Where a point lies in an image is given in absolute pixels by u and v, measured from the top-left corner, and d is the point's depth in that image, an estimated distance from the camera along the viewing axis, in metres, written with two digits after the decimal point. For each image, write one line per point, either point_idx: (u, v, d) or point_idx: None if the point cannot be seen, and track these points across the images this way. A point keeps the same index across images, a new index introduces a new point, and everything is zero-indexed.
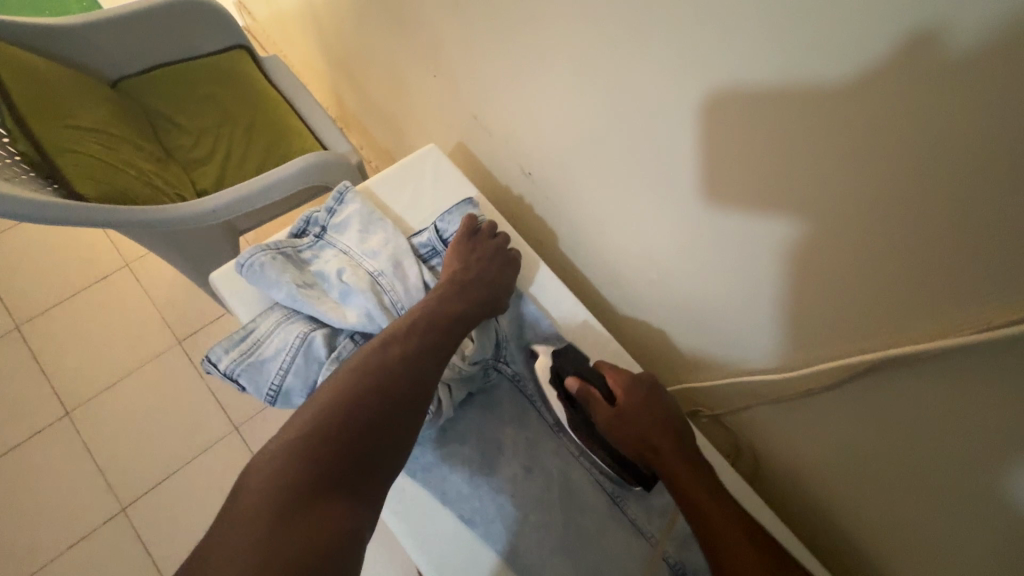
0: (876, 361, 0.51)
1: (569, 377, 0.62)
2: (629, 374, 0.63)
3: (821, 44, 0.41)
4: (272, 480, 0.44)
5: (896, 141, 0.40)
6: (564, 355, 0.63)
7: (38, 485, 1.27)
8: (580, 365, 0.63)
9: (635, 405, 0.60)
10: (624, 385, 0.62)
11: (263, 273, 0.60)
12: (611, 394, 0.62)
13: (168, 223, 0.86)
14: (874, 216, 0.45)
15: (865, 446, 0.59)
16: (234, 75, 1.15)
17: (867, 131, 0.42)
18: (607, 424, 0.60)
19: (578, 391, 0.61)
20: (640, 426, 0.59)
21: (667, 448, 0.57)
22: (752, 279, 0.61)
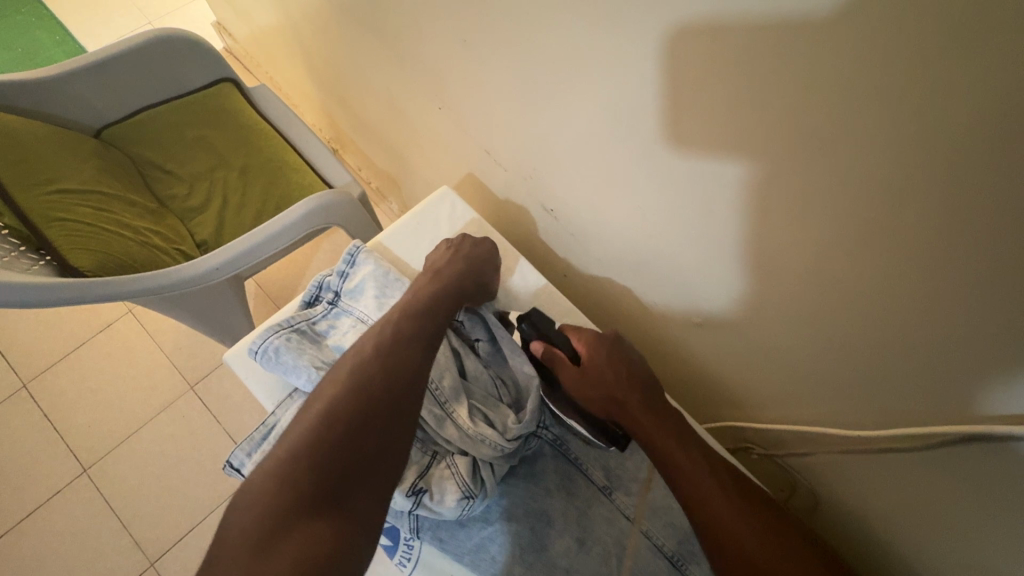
0: (979, 433, 0.46)
1: (534, 341, 0.62)
2: (595, 334, 0.62)
3: (902, 92, 0.35)
4: (261, 496, 0.41)
5: (996, 202, 0.35)
6: (529, 320, 0.62)
7: (63, 547, 1.24)
8: (545, 328, 0.62)
9: (599, 360, 0.59)
10: (588, 342, 0.61)
11: (279, 359, 0.55)
12: (576, 353, 0.61)
13: (171, 289, 0.81)
14: (979, 282, 0.39)
15: (947, 502, 0.54)
16: (222, 113, 1.09)
17: (972, 194, 0.36)
18: (571, 381, 0.59)
19: (542, 353, 0.61)
20: (606, 380, 0.58)
21: (633, 403, 0.56)
22: (817, 330, 0.56)
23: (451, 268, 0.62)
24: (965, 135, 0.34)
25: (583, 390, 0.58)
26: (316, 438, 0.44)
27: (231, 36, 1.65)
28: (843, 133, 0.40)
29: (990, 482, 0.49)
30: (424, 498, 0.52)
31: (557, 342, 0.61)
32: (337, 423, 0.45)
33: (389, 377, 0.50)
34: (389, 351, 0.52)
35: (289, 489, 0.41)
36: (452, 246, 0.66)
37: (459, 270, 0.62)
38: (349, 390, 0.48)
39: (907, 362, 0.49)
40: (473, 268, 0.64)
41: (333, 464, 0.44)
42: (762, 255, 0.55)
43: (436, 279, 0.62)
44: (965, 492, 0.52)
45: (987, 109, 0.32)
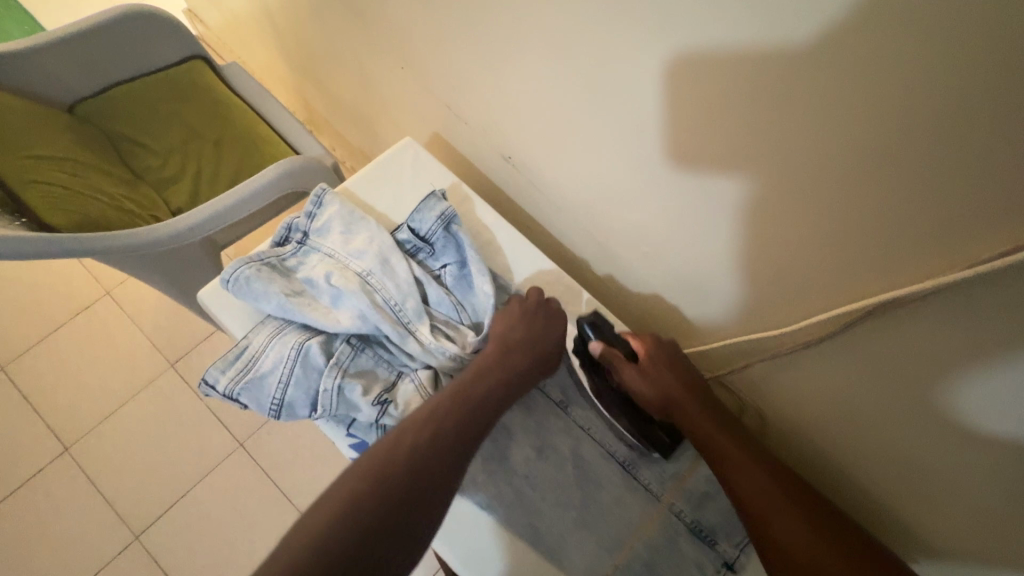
0: (873, 305, 0.49)
1: (592, 342, 0.62)
2: (655, 339, 0.64)
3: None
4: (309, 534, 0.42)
5: (871, 87, 0.40)
6: (589, 321, 0.63)
7: (46, 525, 1.25)
8: (607, 333, 0.63)
9: (657, 362, 0.62)
10: (648, 346, 0.63)
11: (250, 288, 0.59)
12: (633, 354, 0.63)
13: (147, 247, 0.83)
14: (871, 162, 0.43)
15: (863, 392, 0.58)
16: (193, 88, 1.12)
17: (865, 78, 0.40)
18: (628, 379, 0.61)
19: (602, 354, 0.61)
20: (665, 381, 0.60)
21: (692, 407, 0.59)
22: (750, 248, 0.60)
23: (510, 315, 0.62)
24: (856, 26, 0.38)
25: (641, 388, 0.61)
26: (382, 474, 0.46)
27: (203, 22, 1.67)
28: (749, 37, 0.44)
29: (894, 360, 0.52)
30: (389, 409, 0.56)
31: (615, 344, 0.62)
32: (411, 466, 0.47)
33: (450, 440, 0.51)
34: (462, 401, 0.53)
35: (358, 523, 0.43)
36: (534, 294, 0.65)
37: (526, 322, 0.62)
38: (427, 432, 0.50)
39: (825, 262, 0.53)
40: (556, 322, 0.64)
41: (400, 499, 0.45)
42: (698, 180, 0.59)
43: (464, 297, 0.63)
44: (876, 376, 0.55)
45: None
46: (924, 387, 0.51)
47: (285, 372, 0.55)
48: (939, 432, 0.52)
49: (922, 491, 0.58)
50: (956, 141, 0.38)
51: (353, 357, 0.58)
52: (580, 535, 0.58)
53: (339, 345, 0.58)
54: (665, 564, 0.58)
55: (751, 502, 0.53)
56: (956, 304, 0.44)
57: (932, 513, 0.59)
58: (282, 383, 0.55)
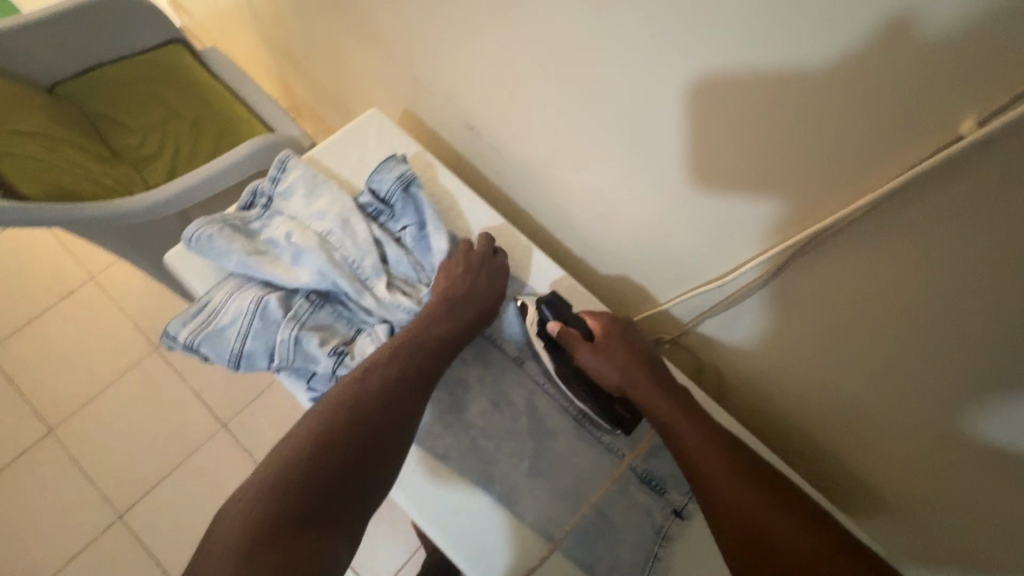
0: (803, 242, 0.53)
1: (551, 322, 0.62)
2: (610, 316, 0.64)
3: None
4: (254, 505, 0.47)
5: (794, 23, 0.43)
6: (547, 302, 0.63)
7: (31, 504, 1.27)
8: (563, 310, 0.63)
9: (615, 340, 0.61)
10: (604, 325, 0.63)
11: (212, 246, 0.61)
12: (590, 333, 0.62)
13: (121, 219, 0.85)
14: (799, 99, 0.46)
15: (807, 331, 0.60)
16: (173, 71, 1.14)
17: (788, 16, 0.42)
18: (585, 358, 0.61)
19: (560, 335, 0.61)
20: (621, 359, 0.60)
21: (648, 384, 0.59)
22: (697, 204, 0.62)
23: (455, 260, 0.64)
24: None
25: (598, 367, 0.60)
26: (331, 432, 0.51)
27: (186, 13, 1.69)
28: None
29: (824, 298, 0.56)
30: (346, 359, 0.58)
31: (573, 324, 0.62)
32: (357, 418, 0.52)
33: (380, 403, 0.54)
34: (404, 353, 0.57)
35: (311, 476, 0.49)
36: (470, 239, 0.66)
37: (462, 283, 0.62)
38: (356, 401, 0.53)
39: (763, 209, 0.56)
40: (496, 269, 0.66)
41: (348, 456, 0.51)
42: (646, 138, 0.62)
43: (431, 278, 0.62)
44: (819, 314, 0.58)
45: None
46: (862, 315, 0.54)
47: (244, 325, 0.57)
48: (877, 356, 0.55)
49: (865, 421, 0.62)
50: (870, 68, 0.41)
51: (312, 311, 0.60)
52: (533, 483, 0.60)
53: (298, 300, 0.60)
54: (613, 506, 0.60)
55: (709, 481, 0.54)
56: (873, 232, 0.48)
57: (875, 441, 0.62)
58: (241, 335, 0.57)
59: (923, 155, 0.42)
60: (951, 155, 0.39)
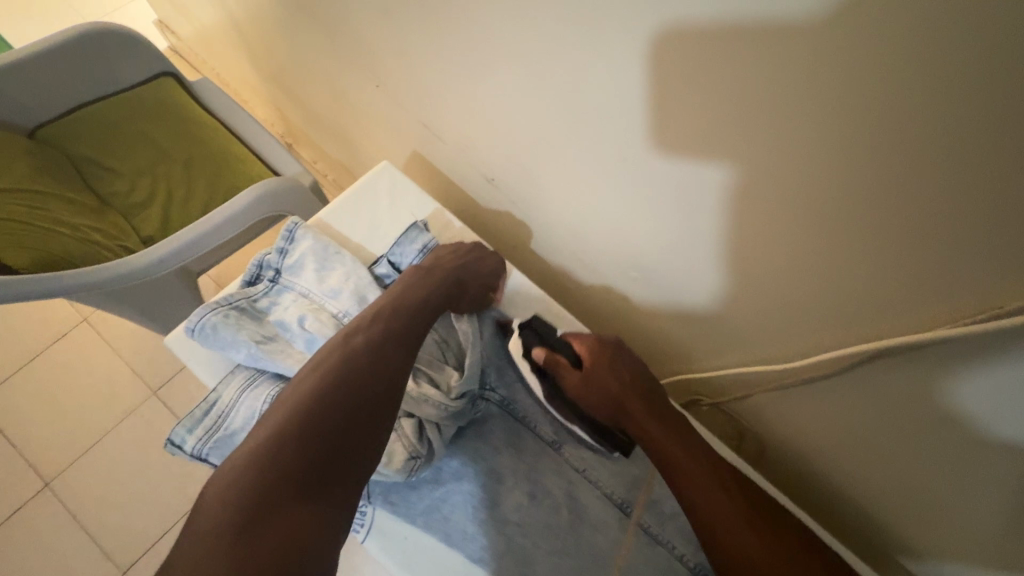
0: (879, 349, 0.50)
1: (535, 348, 0.60)
2: (595, 335, 0.61)
3: (783, 19, 0.37)
4: (236, 483, 0.41)
5: (880, 115, 0.37)
6: (530, 326, 0.61)
7: (29, 565, 1.21)
8: (546, 335, 0.61)
9: (601, 362, 0.59)
10: (589, 344, 0.61)
11: (217, 336, 0.55)
12: (577, 357, 0.60)
13: (113, 283, 0.79)
14: (880, 192, 0.41)
15: (875, 420, 0.57)
16: (165, 109, 1.08)
17: (874, 106, 0.37)
18: (575, 385, 0.58)
19: (545, 360, 0.59)
20: (607, 381, 0.57)
21: (638, 404, 0.56)
22: (751, 277, 0.57)
23: (447, 259, 0.61)
24: (863, 54, 0.36)
25: (587, 394, 0.58)
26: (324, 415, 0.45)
27: (173, 34, 1.61)
28: (745, 64, 0.42)
29: (899, 394, 0.52)
30: None
31: (558, 349, 0.60)
32: (354, 401, 0.47)
33: (357, 362, 0.49)
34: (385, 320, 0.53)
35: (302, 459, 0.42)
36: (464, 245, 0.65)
37: (437, 270, 0.60)
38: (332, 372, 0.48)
39: (833, 290, 0.51)
40: (491, 265, 0.64)
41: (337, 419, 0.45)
42: (695, 207, 0.57)
43: (413, 280, 0.59)
44: (890, 409, 0.54)
45: (888, 35, 0.34)
46: (944, 425, 0.51)
47: None
48: (958, 464, 0.52)
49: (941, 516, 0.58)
50: (973, 173, 0.36)
51: None
52: None
53: None
54: None
55: (712, 519, 0.49)
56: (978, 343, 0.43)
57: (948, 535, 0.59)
58: None
59: None
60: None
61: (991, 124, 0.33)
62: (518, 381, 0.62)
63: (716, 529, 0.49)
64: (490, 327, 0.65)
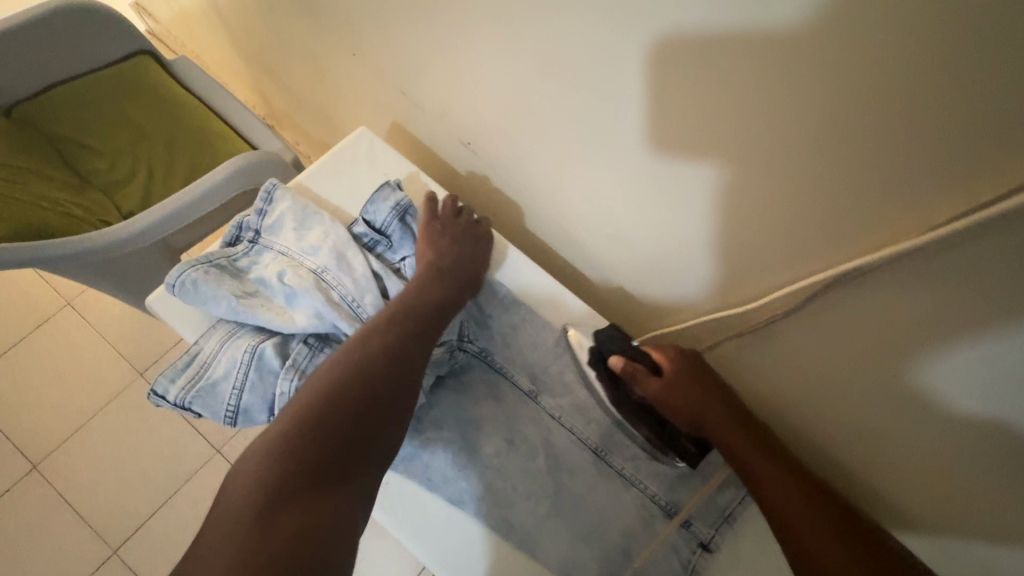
0: (825, 282, 0.50)
1: (614, 356, 0.60)
2: (677, 347, 0.60)
3: None
4: (258, 473, 0.41)
5: (827, 55, 0.38)
6: (602, 337, 0.62)
7: (19, 545, 1.21)
8: (623, 346, 0.61)
9: (684, 376, 0.58)
10: (671, 356, 0.60)
11: (197, 291, 0.56)
12: (656, 366, 0.60)
13: (95, 253, 0.79)
14: (830, 134, 0.42)
15: (829, 367, 0.57)
16: (142, 86, 1.07)
17: (820, 46, 0.38)
18: (655, 394, 0.58)
19: (623, 369, 0.59)
20: (692, 393, 0.57)
21: (717, 416, 0.56)
22: (716, 231, 0.58)
23: (454, 254, 0.62)
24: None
25: (668, 402, 0.58)
26: (337, 410, 0.45)
27: (151, 16, 1.59)
28: (700, 10, 0.43)
29: (846, 333, 0.52)
30: None
31: (637, 358, 0.60)
32: (366, 397, 0.47)
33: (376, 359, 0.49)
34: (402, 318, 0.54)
35: (317, 452, 0.43)
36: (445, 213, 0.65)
37: (452, 268, 0.61)
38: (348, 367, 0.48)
39: (790, 237, 0.52)
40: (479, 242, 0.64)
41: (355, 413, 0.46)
42: (663, 163, 0.58)
43: (430, 277, 0.59)
44: (842, 348, 0.54)
45: None
46: (889, 360, 0.51)
47: (239, 377, 0.53)
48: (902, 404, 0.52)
49: (882, 468, 0.58)
50: (915, 109, 0.37)
51: (311, 358, 0.56)
52: (553, 524, 0.57)
53: (296, 345, 0.55)
54: (639, 543, 0.58)
55: (788, 518, 0.50)
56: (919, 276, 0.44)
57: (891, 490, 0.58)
58: (237, 390, 0.52)
59: (983, 203, 0.37)
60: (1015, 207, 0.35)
61: (926, 57, 0.34)
62: (496, 335, 0.64)
63: (792, 530, 0.50)
64: None
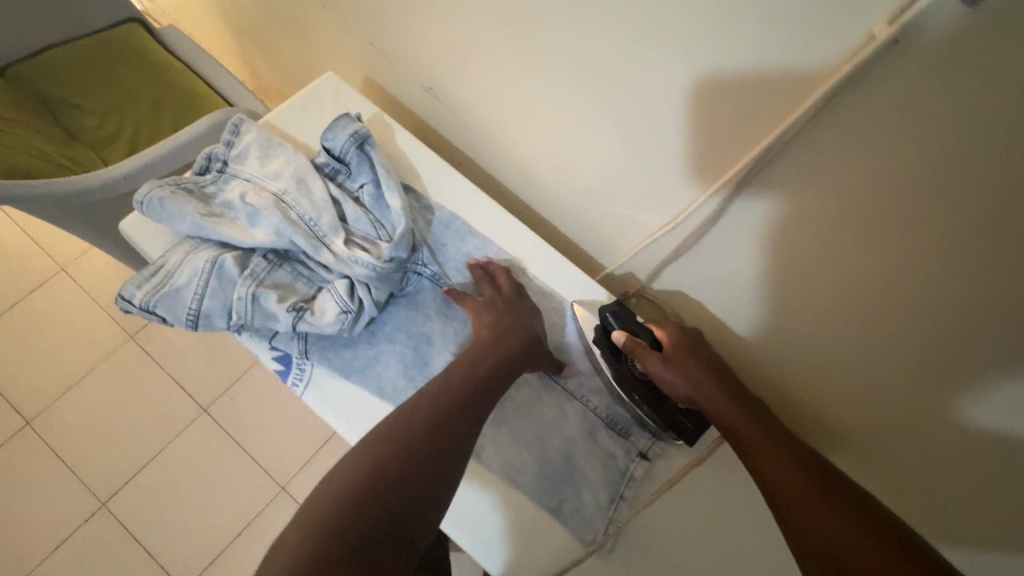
0: (739, 176, 0.53)
1: (614, 331, 0.62)
2: (679, 327, 0.62)
3: None
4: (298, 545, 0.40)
5: None
6: (612, 310, 0.62)
7: (11, 497, 1.26)
8: (629, 321, 0.62)
9: (679, 349, 0.60)
10: (672, 335, 0.61)
11: (164, 208, 0.60)
12: (657, 343, 0.61)
13: (77, 196, 0.84)
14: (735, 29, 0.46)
15: (758, 271, 0.60)
16: (130, 51, 1.11)
17: None
18: (654, 368, 0.59)
19: (624, 343, 0.61)
20: (686, 368, 0.59)
21: (723, 396, 0.57)
22: (654, 155, 0.62)
23: (505, 322, 0.62)
24: None
25: (664, 378, 0.60)
26: (386, 479, 0.45)
27: None
28: None
29: (769, 230, 0.56)
30: (306, 315, 0.57)
31: (639, 334, 0.62)
32: (407, 468, 0.47)
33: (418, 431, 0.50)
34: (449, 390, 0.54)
35: (355, 537, 0.41)
36: (491, 288, 0.65)
37: (508, 337, 0.61)
38: (393, 438, 0.48)
39: (715, 148, 0.56)
40: (530, 318, 0.64)
41: (396, 484, 0.45)
42: (603, 87, 0.61)
43: (483, 345, 0.59)
44: (765, 248, 0.58)
45: None
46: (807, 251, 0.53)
47: (200, 284, 0.56)
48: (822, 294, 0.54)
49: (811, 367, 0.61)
50: None
51: (269, 270, 0.60)
52: (497, 431, 0.61)
53: (256, 259, 0.59)
54: (577, 451, 0.62)
55: (788, 493, 0.48)
56: (816, 158, 0.47)
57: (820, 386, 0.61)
58: (198, 295, 0.56)
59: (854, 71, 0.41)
60: (874, 59, 0.39)
61: None
62: (450, 260, 0.68)
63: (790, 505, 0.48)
64: (424, 214, 0.69)
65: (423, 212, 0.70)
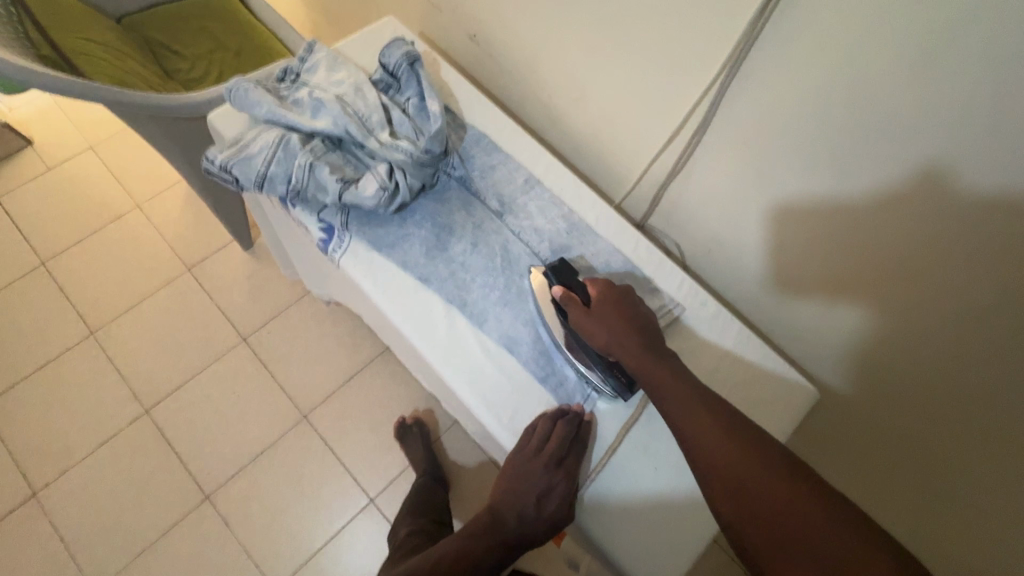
0: (728, 73, 0.64)
1: (554, 286, 0.65)
2: (608, 284, 0.65)
3: None
4: None
5: None
6: (552, 269, 0.67)
7: (69, 395, 1.40)
8: (567, 278, 0.66)
9: (605, 306, 0.63)
10: (600, 291, 0.65)
11: (247, 96, 0.73)
12: (588, 298, 0.64)
13: (174, 108, 0.99)
14: None
15: (751, 172, 0.70)
16: (222, 12, 1.29)
17: None
18: (582, 323, 0.62)
19: (561, 297, 0.64)
20: (614, 322, 0.61)
21: (642, 350, 0.60)
22: (661, 81, 0.72)
23: (571, 451, 0.63)
24: None
25: (592, 330, 0.62)
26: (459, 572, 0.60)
27: None
28: None
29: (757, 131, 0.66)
30: (351, 187, 0.68)
31: (575, 290, 0.65)
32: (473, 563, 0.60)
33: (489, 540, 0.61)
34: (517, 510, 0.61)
35: None
36: (556, 451, 0.62)
37: (571, 468, 0.62)
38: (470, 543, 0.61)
39: (709, 65, 0.65)
40: (579, 446, 0.64)
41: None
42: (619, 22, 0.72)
43: (547, 474, 0.61)
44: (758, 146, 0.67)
45: None
46: (785, 138, 0.64)
47: (269, 152, 0.68)
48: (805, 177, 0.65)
49: (804, 253, 0.70)
50: None
51: (325, 152, 0.71)
52: (501, 308, 0.71)
53: (315, 141, 0.71)
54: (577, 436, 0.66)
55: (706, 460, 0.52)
56: (789, 51, 0.57)
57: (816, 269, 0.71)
58: (267, 160, 0.68)
59: None
60: None
61: None
62: (474, 168, 0.79)
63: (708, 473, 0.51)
64: (457, 131, 0.81)
65: (458, 129, 0.81)
